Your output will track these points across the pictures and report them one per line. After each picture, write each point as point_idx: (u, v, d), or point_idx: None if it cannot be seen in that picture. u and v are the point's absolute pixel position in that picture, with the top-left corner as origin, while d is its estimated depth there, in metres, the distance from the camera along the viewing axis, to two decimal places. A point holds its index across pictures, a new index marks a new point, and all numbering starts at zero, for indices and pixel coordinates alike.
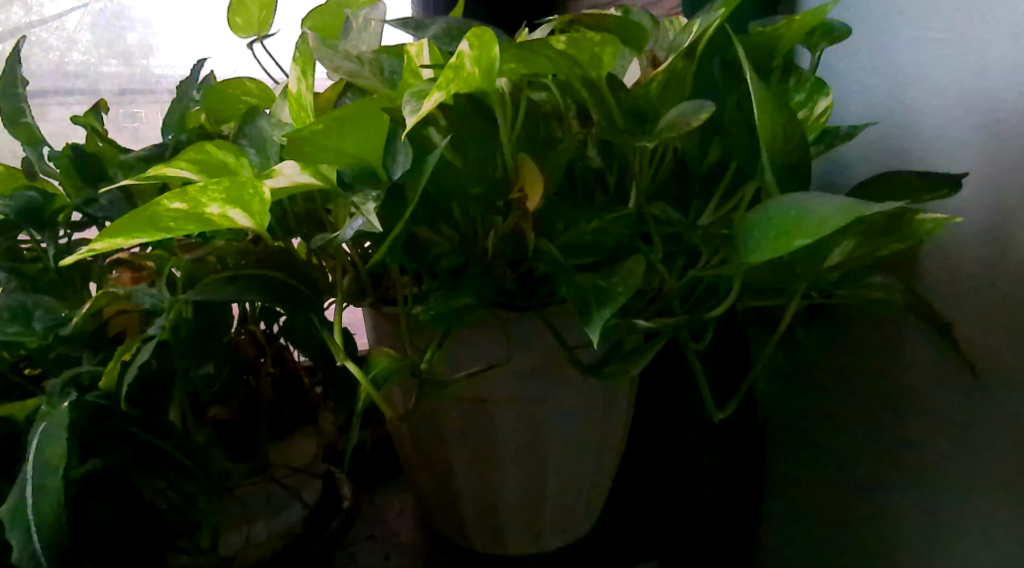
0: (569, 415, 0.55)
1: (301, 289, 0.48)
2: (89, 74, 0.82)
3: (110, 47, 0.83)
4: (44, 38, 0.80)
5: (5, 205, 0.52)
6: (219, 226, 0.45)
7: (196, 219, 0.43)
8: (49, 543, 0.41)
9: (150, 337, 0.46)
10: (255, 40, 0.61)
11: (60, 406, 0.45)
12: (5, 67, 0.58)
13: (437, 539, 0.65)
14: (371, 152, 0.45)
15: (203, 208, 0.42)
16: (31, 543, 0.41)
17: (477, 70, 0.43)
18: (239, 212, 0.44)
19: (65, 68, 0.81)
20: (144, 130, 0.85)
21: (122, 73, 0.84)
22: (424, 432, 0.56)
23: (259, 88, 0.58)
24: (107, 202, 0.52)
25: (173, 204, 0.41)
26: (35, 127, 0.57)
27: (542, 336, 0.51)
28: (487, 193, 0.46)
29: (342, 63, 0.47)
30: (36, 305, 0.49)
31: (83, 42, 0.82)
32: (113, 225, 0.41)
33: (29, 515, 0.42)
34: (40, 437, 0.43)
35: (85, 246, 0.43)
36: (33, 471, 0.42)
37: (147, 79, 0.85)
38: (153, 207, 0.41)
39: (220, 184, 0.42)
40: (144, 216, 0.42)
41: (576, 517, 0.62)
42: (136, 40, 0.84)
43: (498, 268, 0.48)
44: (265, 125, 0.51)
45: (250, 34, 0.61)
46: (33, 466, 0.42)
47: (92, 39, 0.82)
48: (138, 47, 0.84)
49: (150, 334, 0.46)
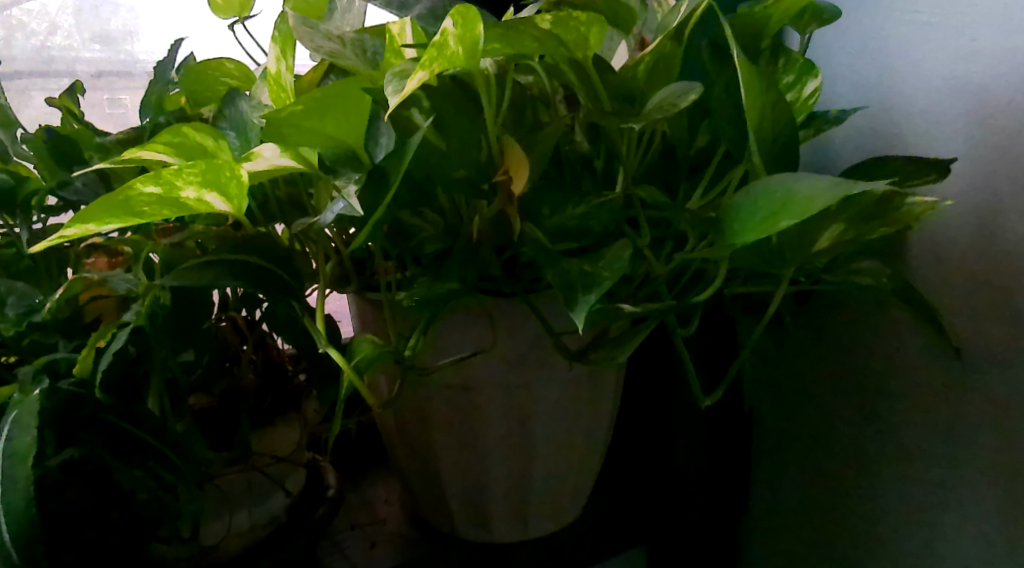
0: (557, 402, 0.55)
1: (283, 276, 0.47)
2: (68, 58, 0.77)
3: (92, 31, 0.77)
4: (25, 21, 0.75)
5: None
6: (196, 211, 0.43)
7: (172, 205, 0.41)
8: (22, 535, 0.40)
9: (125, 323, 0.45)
10: (237, 21, 0.60)
11: (31, 393, 0.43)
12: None
13: (424, 525, 0.64)
14: (353, 135, 0.44)
15: (179, 192, 0.41)
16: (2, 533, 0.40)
17: (461, 50, 0.42)
18: (216, 196, 0.42)
19: (47, 53, 0.76)
20: (127, 117, 0.79)
21: (103, 58, 0.78)
22: (410, 419, 0.56)
23: (239, 70, 0.58)
24: (81, 185, 0.52)
25: (147, 187, 0.40)
26: (11, 111, 0.56)
27: (529, 323, 0.51)
28: (473, 176, 0.45)
29: (324, 42, 0.46)
30: (8, 291, 0.47)
31: (66, 26, 0.77)
32: (83, 211, 0.39)
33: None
34: (12, 424, 0.42)
35: (55, 232, 0.41)
36: (4, 460, 0.41)
37: (130, 64, 0.79)
38: (126, 192, 0.39)
39: (195, 167, 0.40)
40: (118, 200, 0.40)
41: (563, 503, 0.61)
42: (120, 25, 0.78)
43: (483, 253, 0.47)
44: (245, 107, 0.50)
45: (231, 14, 0.60)
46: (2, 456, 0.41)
47: (74, 23, 0.77)
48: (121, 32, 0.78)
49: (128, 321, 0.45)
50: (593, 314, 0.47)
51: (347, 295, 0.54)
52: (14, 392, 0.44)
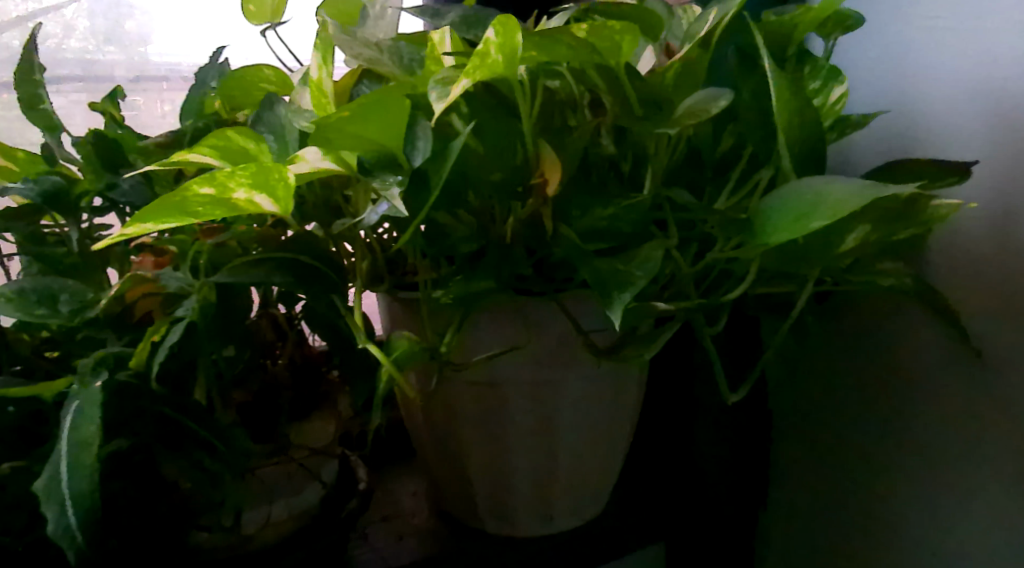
0: (582, 399, 0.57)
1: (326, 272, 0.49)
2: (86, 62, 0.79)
3: (108, 34, 0.80)
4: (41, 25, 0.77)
5: (28, 188, 0.52)
6: (245, 212, 0.44)
7: (224, 205, 0.43)
8: (85, 517, 0.41)
9: (178, 318, 0.47)
10: (269, 27, 0.62)
11: (92, 384, 0.43)
12: (22, 56, 0.59)
13: (449, 519, 0.66)
14: (392, 137, 0.45)
15: (232, 193, 0.42)
16: (68, 517, 0.41)
17: (500, 58, 0.44)
18: (266, 198, 0.44)
19: (62, 55, 0.78)
20: (140, 118, 0.81)
21: (120, 61, 0.81)
22: (438, 414, 0.58)
23: (276, 76, 0.60)
24: (128, 187, 0.53)
25: (203, 189, 0.41)
26: (53, 114, 0.59)
27: (556, 321, 0.53)
28: (508, 179, 0.46)
29: (361, 50, 0.48)
30: (62, 288, 0.49)
31: (81, 29, 0.79)
32: (142, 211, 0.40)
33: (65, 489, 0.41)
34: (75, 414, 0.42)
35: (116, 230, 0.43)
36: (70, 447, 0.41)
37: (143, 65, 0.81)
38: (183, 192, 0.41)
39: (248, 170, 0.41)
40: (174, 201, 0.41)
41: (585, 498, 0.63)
42: (134, 28, 0.81)
43: (516, 253, 0.48)
44: (282, 112, 0.52)
45: (264, 21, 0.62)
46: (67, 443, 0.41)
47: (89, 27, 0.79)
48: (136, 35, 0.81)
49: (184, 317, 0.46)
50: (625, 313, 0.49)
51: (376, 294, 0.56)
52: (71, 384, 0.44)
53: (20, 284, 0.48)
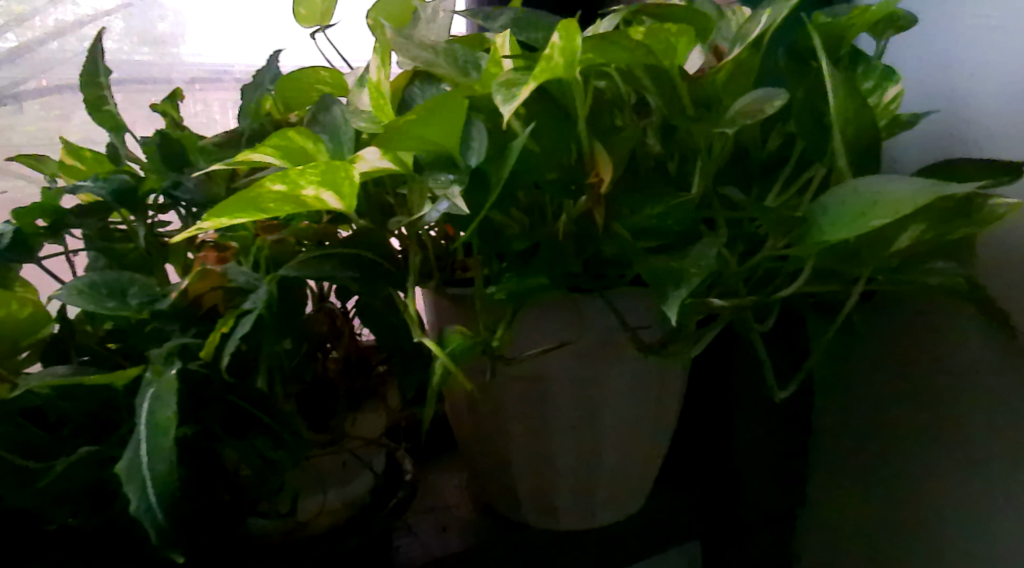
0: (626, 395, 0.58)
1: (385, 266, 0.51)
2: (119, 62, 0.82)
3: (142, 36, 0.83)
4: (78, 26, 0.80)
5: (100, 186, 0.54)
6: (311, 209, 0.46)
7: (293, 202, 0.44)
8: (165, 497, 0.41)
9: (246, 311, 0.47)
10: (318, 29, 0.63)
11: (165, 372, 0.44)
12: (87, 59, 0.62)
13: (491, 512, 0.67)
14: (450, 137, 0.46)
15: (301, 191, 0.43)
16: (148, 497, 0.41)
17: (562, 60, 0.45)
18: (332, 195, 0.45)
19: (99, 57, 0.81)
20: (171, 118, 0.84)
21: (153, 61, 0.83)
22: (483, 409, 0.59)
23: (332, 76, 0.61)
24: (192, 185, 0.55)
25: (275, 186, 0.43)
26: (116, 114, 0.61)
27: (603, 317, 0.54)
28: (564, 180, 0.48)
29: (419, 53, 0.49)
30: (131, 282, 0.51)
31: (116, 30, 0.82)
32: (217, 206, 0.42)
33: (145, 472, 0.41)
34: (150, 400, 0.43)
35: (196, 225, 0.45)
36: (147, 431, 0.42)
37: (175, 67, 0.84)
38: (257, 189, 0.43)
39: (317, 168, 0.43)
40: (247, 198, 0.43)
41: (627, 494, 0.64)
42: (168, 29, 0.84)
43: (568, 250, 0.49)
44: (338, 112, 0.54)
45: (313, 23, 0.64)
46: (145, 429, 0.42)
47: (124, 28, 0.82)
48: (169, 36, 0.84)
49: (256, 309, 0.47)
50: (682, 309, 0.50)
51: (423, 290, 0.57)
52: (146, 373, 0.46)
53: (92, 277, 0.50)
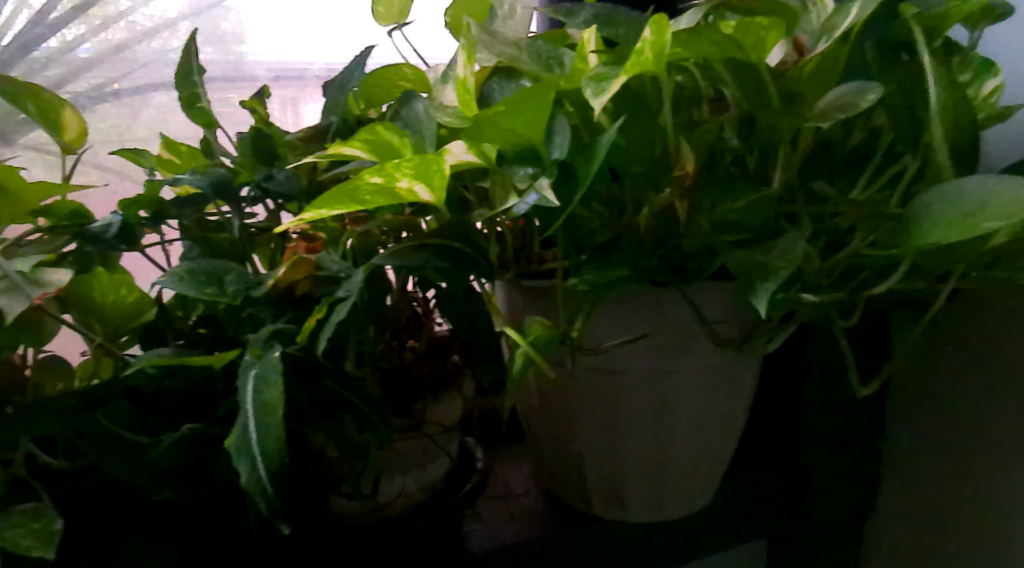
0: (701, 389, 0.58)
1: (473, 255, 0.52)
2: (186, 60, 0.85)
3: (207, 35, 0.85)
4: (146, 26, 0.83)
5: (199, 180, 0.56)
6: (404, 200, 0.47)
7: (388, 193, 0.46)
8: (276, 471, 0.42)
9: (340, 299, 0.48)
10: (395, 27, 0.65)
11: (271, 354, 0.46)
12: (182, 58, 0.65)
13: (560, 503, 0.68)
14: (537, 132, 0.48)
15: (397, 182, 0.45)
16: (259, 471, 0.42)
17: (652, 55, 0.45)
18: (424, 187, 0.47)
19: (168, 56, 0.85)
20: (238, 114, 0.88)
21: (217, 60, 0.86)
22: (558, 399, 0.60)
23: (414, 74, 0.63)
24: (283, 177, 0.57)
25: (372, 178, 0.45)
26: (210, 112, 0.64)
27: (681, 311, 0.54)
28: (649, 173, 0.49)
29: (503, 49, 0.50)
30: (228, 271, 0.53)
31: (183, 30, 0.85)
32: (318, 198, 0.44)
33: (254, 447, 0.43)
34: (257, 380, 0.44)
35: (295, 215, 0.47)
36: (255, 410, 0.43)
37: (238, 64, 0.86)
38: (355, 181, 0.44)
39: (412, 160, 0.44)
40: (347, 189, 0.45)
41: (697, 488, 0.65)
42: (231, 28, 0.86)
43: (650, 242, 0.50)
44: (421, 108, 0.55)
45: (391, 22, 0.65)
46: (253, 406, 0.44)
47: (190, 28, 0.85)
48: (232, 35, 0.86)
49: (349, 296, 0.48)
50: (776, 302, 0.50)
51: (498, 283, 0.58)
52: (247, 355, 0.47)
53: (191, 265, 0.53)
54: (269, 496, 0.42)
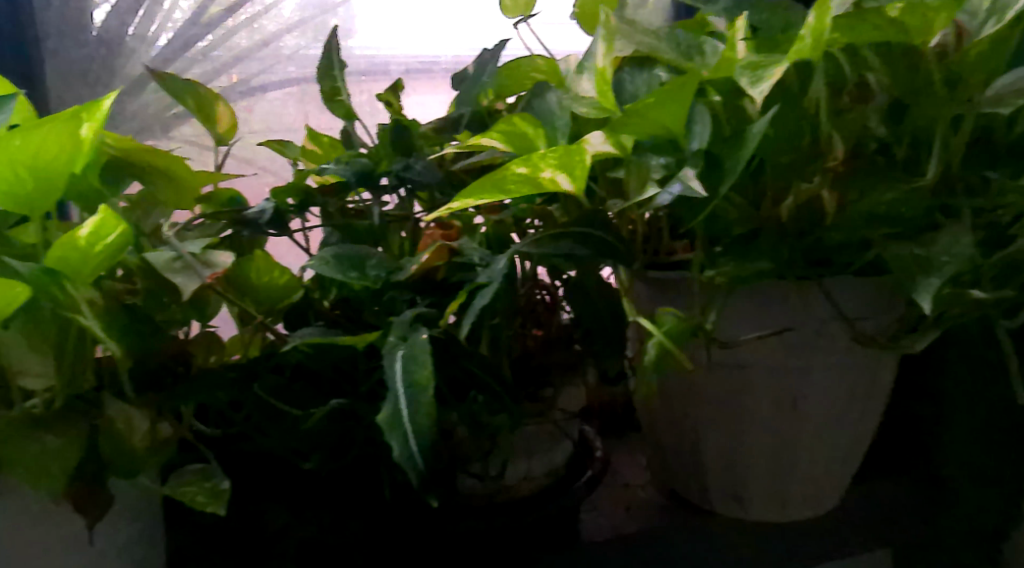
0: (835, 386, 0.57)
1: (614, 244, 0.52)
2: (299, 57, 0.88)
3: (317, 32, 0.88)
4: (265, 24, 0.86)
5: (344, 170, 0.59)
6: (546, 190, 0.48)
7: (532, 183, 0.47)
8: (425, 448, 0.43)
9: (480, 286, 0.49)
10: (522, 20, 0.66)
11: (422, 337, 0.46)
12: (323, 53, 0.68)
13: (677, 499, 0.68)
14: (677, 124, 0.48)
15: (541, 172, 0.46)
16: (410, 446, 0.43)
17: (811, 41, 0.45)
18: (565, 177, 0.48)
19: (281, 52, 0.87)
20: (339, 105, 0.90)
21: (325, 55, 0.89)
22: (682, 395, 0.60)
23: (548, 67, 0.63)
24: (420, 168, 0.59)
25: (519, 168, 0.45)
26: (347, 104, 0.67)
27: (817, 306, 0.53)
28: (798, 162, 0.48)
29: (642, 39, 0.50)
30: (371, 257, 0.55)
31: (296, 27, 0.87)
32: (467, 187, 0.46)
33: (405, 425, 0.43)
34: (405, 359, 0.45)
35: (444, 205, 0.49)
36: (406, 388, 0.44)
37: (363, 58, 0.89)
38: (502, 171, 0.45)
39: (557, 150, 0.45)
40: (494, 178, 0.46)
41: (824, 491, 0.63)
42: (339, 23, 0.88)
43: (791, 234, 0.50)
44: (553, 100, 0.57)
45: (517, 14, 0.67)
46: (403, 384, 0.44)
47: (302, 26, 0.87)
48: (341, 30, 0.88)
49: (493, 282, 0.49)
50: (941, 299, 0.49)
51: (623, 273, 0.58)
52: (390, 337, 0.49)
53: (335, 250, 0.55)
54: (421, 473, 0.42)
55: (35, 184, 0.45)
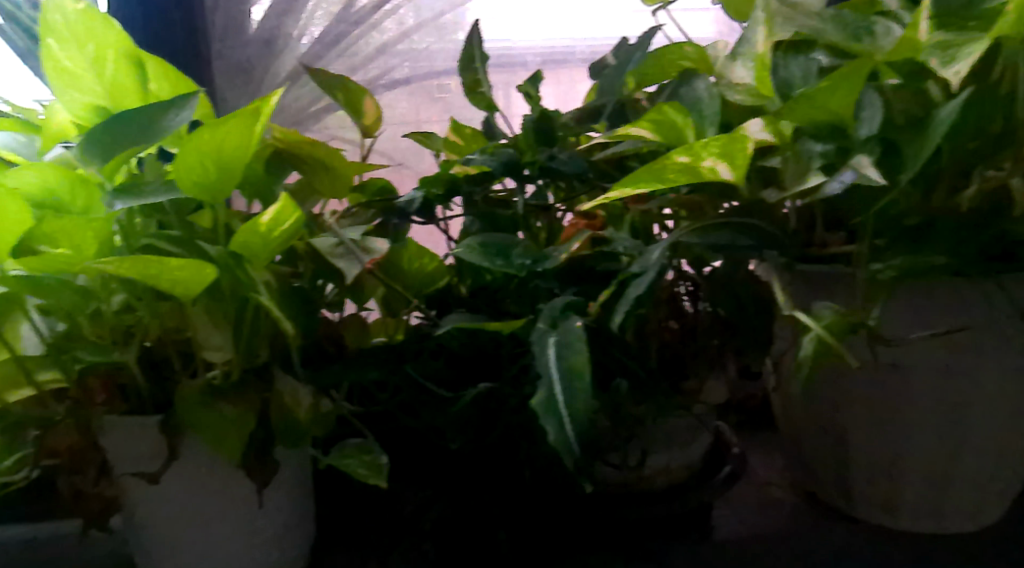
0: (1003, 390, 0.55)
1: (772, 231, 0.52)
2: (410, 52, 0.93)
3: (427, 26, 0.92)
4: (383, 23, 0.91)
5: (491, 160, 0.60)
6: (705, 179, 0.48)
7: (691, 172, 0.47)
8: (582, 431, 0.44)
9: (633, 275, 0.50)
10: (660, 7, 0.66)
11: (573, 324, 0.48)
12: (466, 46, 0.69)
13: (818, 500, 0.66)
14: (847, 108, 0.47)
15: (702, 161, 0.46)
16: (566, 431, 0.43)
17: (1010, 19, 0.45)
18: (726, 166, 0.47)
19: (399, 46, 0.92)
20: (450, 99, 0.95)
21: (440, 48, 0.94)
22: (833, 394, 0.58)
23: (696, 54, 0.62)
24: (566, 158, 0.59)
25: (680, 157, 0.46)
26: (489, 96, 0.68)
27: (993, 306, 0.52)
28: (987, 146, 0.48)
29: (804, 20, 0.48)
30: (517, 245, 0.56)
31: (409, 24, 0.92)
32: (628, 177, 0.46)
33: (562, 408, 0.44)
34: (560, 345, 0.46)
35: (604, 194, 0.50)
36: (561, 372, 0.45)
37: None
38: (664, 160, 0.46)
39: (719, 140, 0.45)
40: (656, 167, 0.46)
41: (984, 502, 0.60)
42: (451, 17, 0.93)
43: (968, 228, 0.48)
44: (700, 87, 0.57)
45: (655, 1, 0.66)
46: (557, 369, 0.45)
47: (415, 21, 0.92)
48: (451, 23, 0.93)
49: (645, 271, 0.49)
50: None
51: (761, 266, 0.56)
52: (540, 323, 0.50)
53: (481, 238, 0.57)
54: (575, 456, 0.43)
55: (217, 171, 0.48)
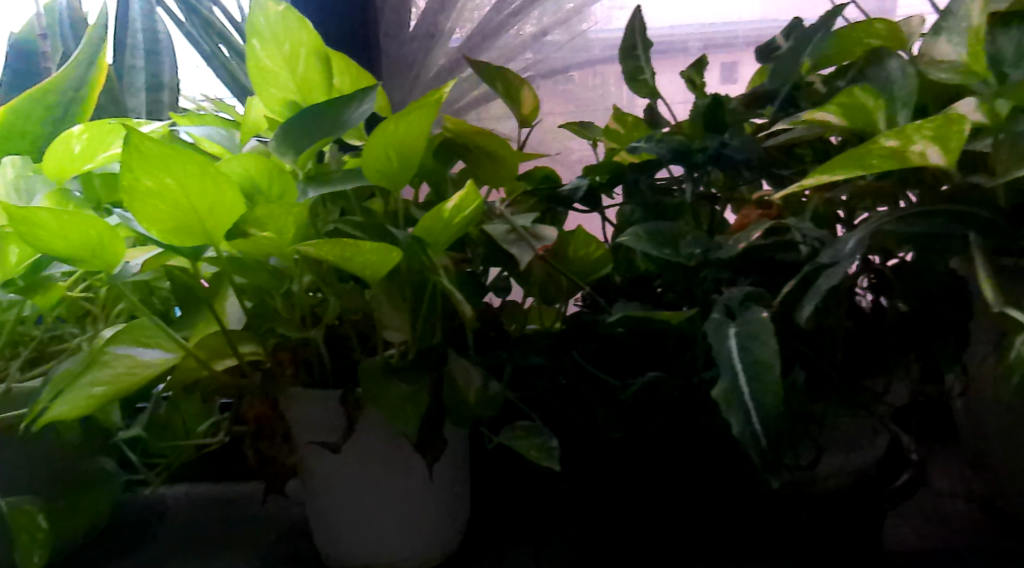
0: None
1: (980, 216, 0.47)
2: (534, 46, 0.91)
3: (554, 18, 0.90)
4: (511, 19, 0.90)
5: (660, 147, 0.57)
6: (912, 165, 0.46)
7: (899, 157, 0.45)
8: (768, 425, 0.42)
9: (825, 265, 0.48)
10: None
11: (761, 312, 0.46)
12: (628, 34, 0.67)
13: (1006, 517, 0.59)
14: None
15: (912, 145, 0.44)
16: (751, 423, 0.42)
17: None
18: (937, 149, 0.45)
19: (537, 39, 0.91)
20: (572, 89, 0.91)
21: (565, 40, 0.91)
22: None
23: (888, 30, 0.58)
24: (740, 143, 0.56)
25: (887, 141, 0.43)
26: (652, 83, 0.66)
27: None
28: None
29: None
30: (684, 234, 0.54)
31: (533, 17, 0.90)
32: (828, 163, 0.44)
33: (746, 400, 0.43)
34: (743, 336, 0.45)
35: (796, 184, 0.48)
36: (747, 364, 0.44)
37: None
38: (868, 145, 0.44)
39: (934, 121, 0.43)
40: (859, 153, 0.44)
41: None
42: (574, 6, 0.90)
43: None
44: (896, 67, 0.52)
45: None
46: (741, 361, 0.44)
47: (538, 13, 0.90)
48: (576, 13, 0.90)
49: (837, 262, 0.47)
50: None
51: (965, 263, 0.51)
52: (722, 311, 0.49)
53: (646, 227, 0.54)
54: (760, 448, 0.42)
55: (399, 161, 0.49)
